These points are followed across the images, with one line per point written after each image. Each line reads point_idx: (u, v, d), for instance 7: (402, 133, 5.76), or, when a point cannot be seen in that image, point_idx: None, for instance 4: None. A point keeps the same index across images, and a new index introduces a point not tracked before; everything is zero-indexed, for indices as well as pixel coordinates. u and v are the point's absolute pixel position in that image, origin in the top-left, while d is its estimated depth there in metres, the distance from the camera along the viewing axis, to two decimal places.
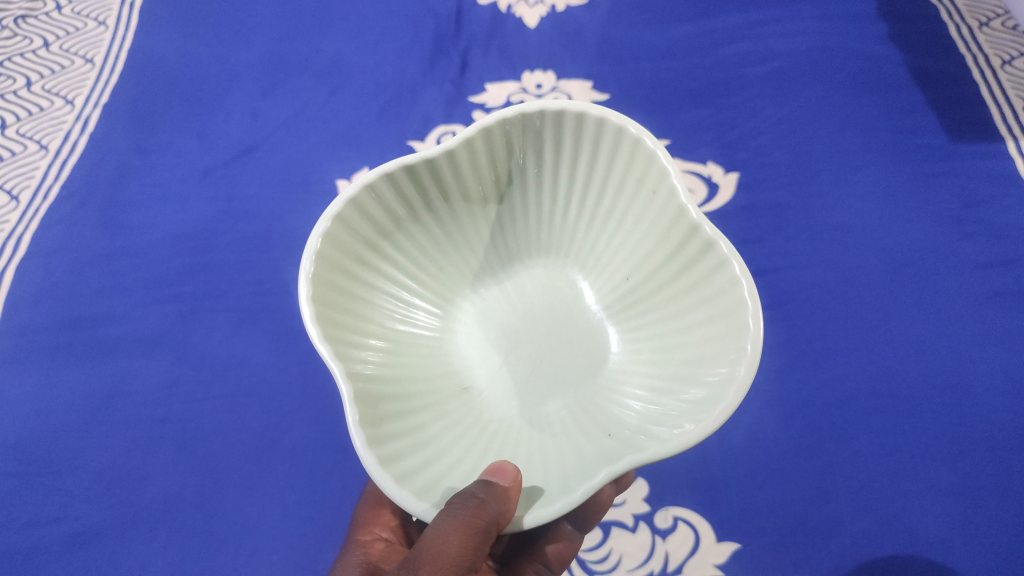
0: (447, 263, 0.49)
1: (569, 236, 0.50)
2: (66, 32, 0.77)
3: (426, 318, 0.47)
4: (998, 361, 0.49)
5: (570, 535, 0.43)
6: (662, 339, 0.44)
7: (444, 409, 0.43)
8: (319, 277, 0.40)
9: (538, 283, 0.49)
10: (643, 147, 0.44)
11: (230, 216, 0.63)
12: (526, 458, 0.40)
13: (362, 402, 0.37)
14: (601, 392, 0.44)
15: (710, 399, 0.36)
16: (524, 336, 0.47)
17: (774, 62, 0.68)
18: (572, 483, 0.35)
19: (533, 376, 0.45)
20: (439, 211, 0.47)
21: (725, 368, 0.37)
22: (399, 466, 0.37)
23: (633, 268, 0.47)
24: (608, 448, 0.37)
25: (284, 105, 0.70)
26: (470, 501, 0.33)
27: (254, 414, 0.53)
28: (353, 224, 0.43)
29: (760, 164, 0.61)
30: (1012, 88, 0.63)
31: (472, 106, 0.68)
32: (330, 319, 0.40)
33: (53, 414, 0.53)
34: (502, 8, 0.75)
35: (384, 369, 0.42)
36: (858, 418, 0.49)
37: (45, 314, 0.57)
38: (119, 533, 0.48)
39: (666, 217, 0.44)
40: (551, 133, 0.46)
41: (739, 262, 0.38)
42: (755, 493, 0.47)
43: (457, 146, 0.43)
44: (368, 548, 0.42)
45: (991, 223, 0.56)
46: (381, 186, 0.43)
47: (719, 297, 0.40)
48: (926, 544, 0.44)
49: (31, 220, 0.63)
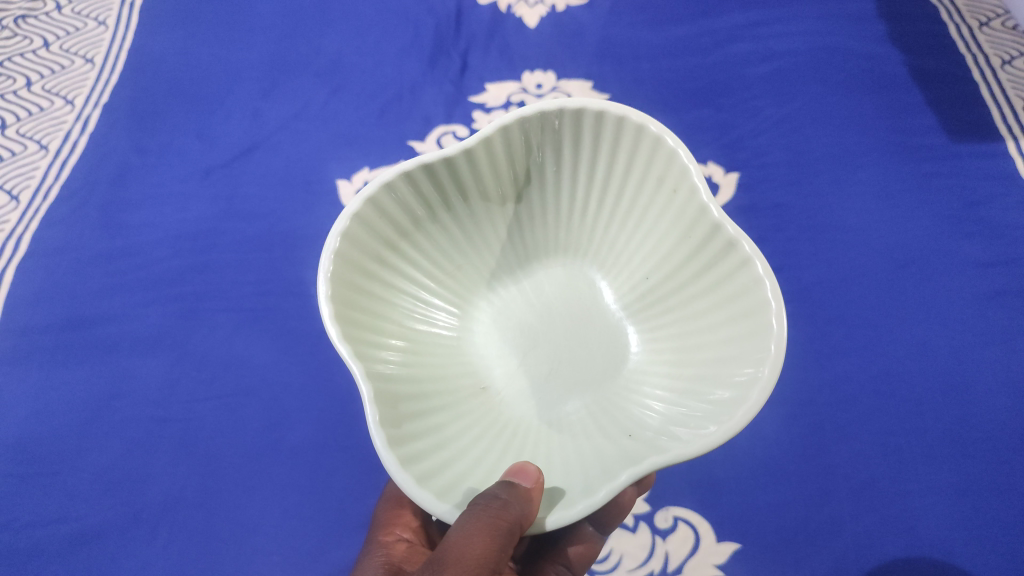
0: (465, 262, 0.49)
1: (587, 235, 0.50)
2: (66, 32, 0.77)
3: (445, 318, 0.47)
4: (998, 360, 0.49)
5: (592, 537, 0.43)
6: (681, 339, 0.44)
7: (463, 409, 0.43)
8: (338, 276, 0.40)
9: (556, 283, 0.49)
10: (664, 146, 0.43)
11: (230, 216, 0.63)
12: (546, 459, 0.40)
13: (383, 402, 0.37)
14: (621, 393, 0.44)
15: (735, 401, 0.36)
16: (542, 336, 0.47)
17: (774, 62, 0.68)
18: (595, 485, 0.35)
19: (552, 377, 0.45)
20: (457, 210, 0.47)
21: (750, 368, 0.37)
22: (418, 467, 0.37)
23: (652, 268, 0.47)
24: (630, 450, 0.37)
25: (284, 105, 0.70)
26: (493, 502, 0.33)
27: (254, 414, 0.53)
28: (371, 224, 0.43)
29: (760, 164, 0.62)
30: (1012, 87, 0.63)
31: (473, 106, 0.68)
32: (349, 319, 0.40)
33: (52, 415, 0.53)
34: (502, 8, 0.75)
35: (402, 369, 0.42)
36: (858, 418, 0.49)
37: (46, 314, 0.57)
38: (119, 533, 0.49)
39: (686, 216, 0.44)
40: (570, 131, 0.46)
41: (762, 262, 0.38)
42: (755, 493, 0.47)
43: (476, 144, 0.43)
44: (389, 548, 0.42)
45: (991, 223, 0.56)
46: (399, 185, 0.43)
47: (741, 296, 0.40)
48: (927, 544, 0.44)
49: (30, 220, 0.62)
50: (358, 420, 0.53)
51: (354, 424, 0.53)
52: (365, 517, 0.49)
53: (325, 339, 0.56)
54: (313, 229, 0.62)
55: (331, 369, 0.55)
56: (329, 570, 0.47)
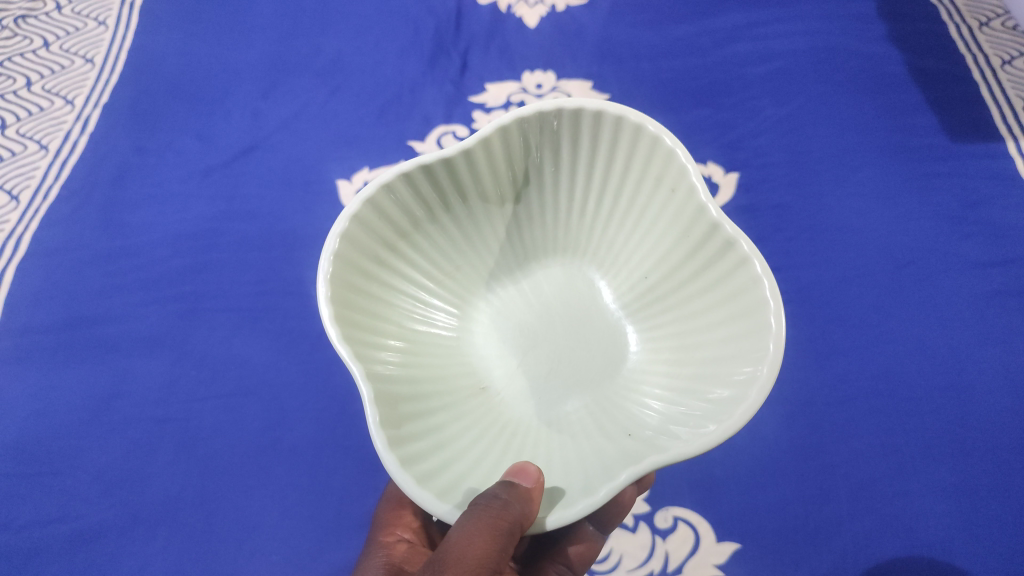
0: (464, 262, 0.49)
1: (586, 235, 0.50)
2: (66, 32, 0.77)
3: (444, 318, 0.47)
4: (998, 360, 0.49)
5: (593, 536, 0.43)
6: (681, 338, 0.44)
7: (463, 409, 0.43)
8: (337, 277, 0.40)
9: (555, 282, 0.49)
10: (662, 145, 0.43)
11: (230, 216, 0.63)
12: (546, 459, 0.40)
13: (382, 403, 0.37)
14: (621, 393, 0.44)
15: (735, 399, 0.36)
16: (542, 336, 0.47)
17: (773, 62, 0.68)
18: (594, 484, 0.35)
19: (551, 377, 0.45)
20: (456, 211, 0.47)
21: (749, 367, 0.37)
22: (419, 467, 0.37)
23: (651, 267, 0.47)
24: (629, 449, 0.37)
25: (284, 105, 0.70)
26: (493, 502, 0.33)
27: (254, 413, 0.53)
28: (371, 225, 0.43)
29: (760, 164, 0.61)
30: (1012, 87, 0.63)
31: (473, 106, 0.68)
32: (348, 320, 0.40)
33: (52, 414, 0.53)
34: (502, 7, 0.75)
35: (402, 369, 0.42)
36: (858, 418, 0.49)
37: (46, 314, 0.57)
38: (119, 533, 0.49)
39: (685, 216, 0.44)
40: (568, 131, 0.46)
41: (760, 261, 0.38)
42: (755, 493, 0.47)
43: (475, 145, 0.43)
44: (390, 549, 0.42)
45: (991, 223, 0.56)
46: (398, 186, 0.43)
47: (740, 295, 0.40)
48: (927, 544, 0.44)
49: (30, 220, 0.62)
50: (357, 420, 0.53)
51: (354, 424, 0.53)
52: (364, 517, 0.49)
53: (325, 339, 0.56)
54: (313, 229, 0.62)
55: (331, 369, 0.55)
56: (329, 569, 0.47)
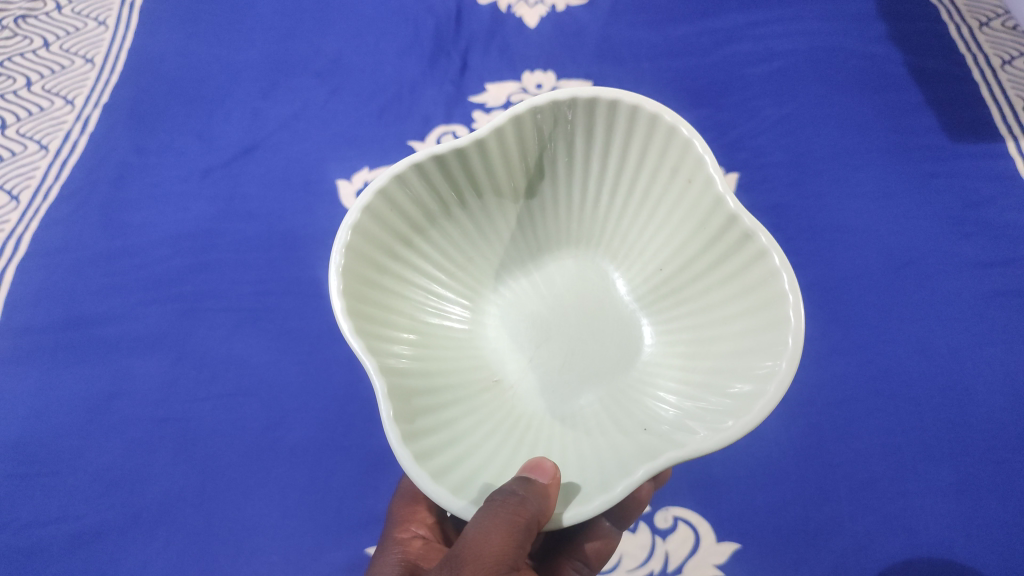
0: (477, 254, 0.49)
1: (599, 228, 0.50)
2: (66, 33, 0.77)
3: (457, 312, 0.47)
4: (998, 360, 0.49)
5: (609, 532, 0.43)
6: (696, 331, 0.44)
7: (477, 402, 0.43)
8: (349, 269, 0.40)
9: (568, 275, 0.49)
10: (678, 136, 0.43)
11: (230, 215, 0.63)
12: (561, 453, 0.40)
13: (396, 397, 0.37)
14: (635, 386, 0.44)
15: (754, 394, 0.36)
16: (555, 328, 0.47)
17: (773, 61, 0.68)
18: (612, 479, 0.35)
19: (565, 369, 0.45)
20: (470, 204, 0.47)
21: (769, 361, 0.37)
22: (433, 462, 0.37)
23: (666, 260, 0.47)
24: (646, 444, 0.37)
25: (285, 104, 0.70)
26: (511, 498, 0.33)
27: (254, 413, 0.53)
28: (383, 219, 0.43)
29: (759, 165, 0.62)
30: (1012, 87, 0.63)
31: (473, 106, 0.68)
32: (361, 312, 0.40)
33: (52, 415, 0.53)
34: (502, 7, 0.75)
35: (415, 362, 0.42)
36: (858, 418, 0.49)
37: (46, 314, 0.57)
38: (118, 534, 0.48)
39: (701, 208, 0.43)
40: (583, 121, 0.45)
41: (779, 254, 0.38)
42: (755, 493, 0.47)
43: (488, 136, 0.43)
44: (405, 545, 0.42)
45: (990, 223, 0.56)
46: (410, 177, 0.43)
47: (758, 288, 0.40)
48: (928, 545, 0.44)
49: (31, 220, 0.62)
50: (361, 420, 0.53)
51: (353, 424, 0.53)
52: (365, 517, 0.49)
53: (325, 339, 0.56)
54: (313, 228, 0.62)
55: (331, 368, 0.55)
56: (329, 570, 0.47)
